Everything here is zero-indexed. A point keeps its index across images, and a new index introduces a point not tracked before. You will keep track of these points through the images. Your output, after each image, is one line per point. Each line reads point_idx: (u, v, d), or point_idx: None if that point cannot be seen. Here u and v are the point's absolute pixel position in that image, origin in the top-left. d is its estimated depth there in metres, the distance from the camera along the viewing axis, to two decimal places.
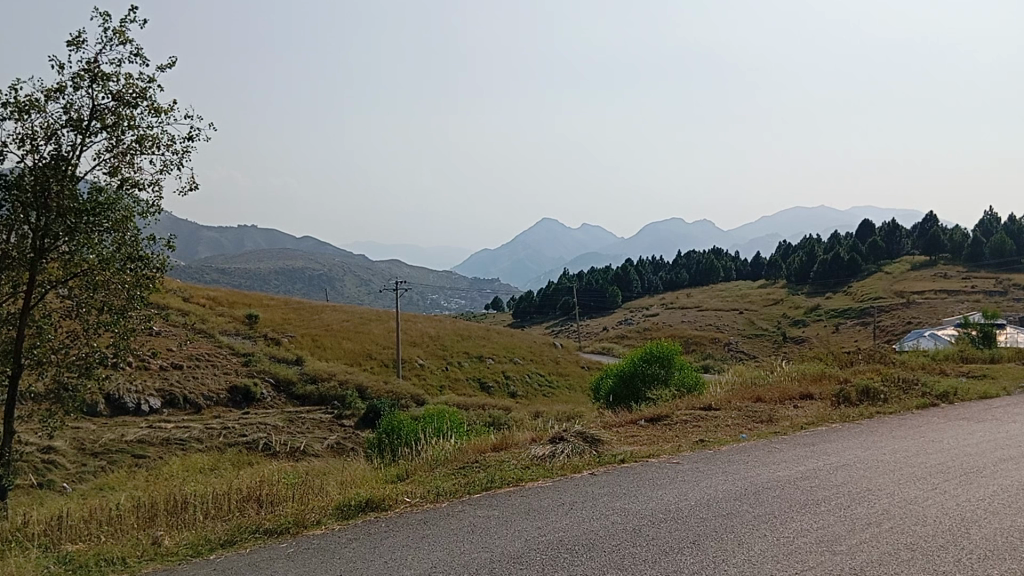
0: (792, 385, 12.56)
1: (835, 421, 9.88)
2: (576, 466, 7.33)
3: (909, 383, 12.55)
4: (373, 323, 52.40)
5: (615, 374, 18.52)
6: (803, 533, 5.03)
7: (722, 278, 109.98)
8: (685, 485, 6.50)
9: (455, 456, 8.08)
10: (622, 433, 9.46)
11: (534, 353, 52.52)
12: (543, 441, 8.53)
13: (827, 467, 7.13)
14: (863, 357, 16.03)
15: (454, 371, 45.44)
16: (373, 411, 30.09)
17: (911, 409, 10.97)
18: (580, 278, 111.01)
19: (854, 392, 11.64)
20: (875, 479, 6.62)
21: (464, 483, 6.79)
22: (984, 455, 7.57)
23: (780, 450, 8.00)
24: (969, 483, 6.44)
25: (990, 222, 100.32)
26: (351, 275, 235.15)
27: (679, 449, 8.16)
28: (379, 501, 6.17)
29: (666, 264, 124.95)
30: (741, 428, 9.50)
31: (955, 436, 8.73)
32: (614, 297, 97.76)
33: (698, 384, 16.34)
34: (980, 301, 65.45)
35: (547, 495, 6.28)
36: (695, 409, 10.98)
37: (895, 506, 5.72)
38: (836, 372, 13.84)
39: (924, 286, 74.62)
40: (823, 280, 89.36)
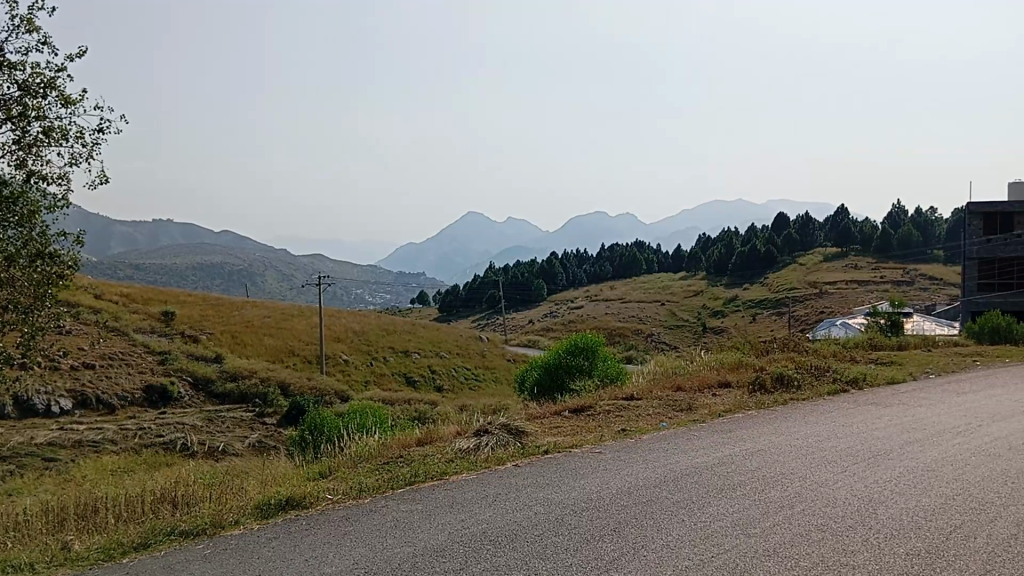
0: (711, 374, 12.90)
1: (751, 408, 10.20)
2: (500, 459, 7.35)
3: (820, 370, 13.01)
4: (295, 318, 51.54)
5: (539, 366, 18.67)
6: (718, 518, 5.18)
7: (644, 270, 111.99)
8: (606, 473, 6.60)
9: (380, 451, 8.03)
10: (546, 424, 9.56)
11: (460, 346, 52.44)
12: (467, 435, 8.52)
13: (743, 452, 7.33)
14: (777, 345, 16.56)
15: (379, 366, 45.11)
16: (296, 408, 29.72)
17: (823, 396, 11.39)
18: (505, 271, 111.52)
19: (768, 379, 12.03)
20: (789, 463, 6.85)
21: (388, 478, 6.76)
22: (890, 438, 7.93)
23: (699, 438, 8.21)
24: (875, 465, 6.74)
25: (898, 214, 104.44)
26: (273, 271, 230.76)
27: (601, 438, 8.28)
28: (299, 499, 6.07)
29: (590, 257, 126.28)
30: (661, 416, 9.71)
31: (863, 420, 9.12)
32: (540, 290, 98.40)
33: (621, 375, 16.64)
34: (887, 291, 68.25)
35: (471, 488, 6.28)
36: (618, 399, 11.17)
37: (806, 489, 5.93)
38: (753, 360, 14.26)
39: (836, 276, 77.39)
40: (741, 272, 91.87)
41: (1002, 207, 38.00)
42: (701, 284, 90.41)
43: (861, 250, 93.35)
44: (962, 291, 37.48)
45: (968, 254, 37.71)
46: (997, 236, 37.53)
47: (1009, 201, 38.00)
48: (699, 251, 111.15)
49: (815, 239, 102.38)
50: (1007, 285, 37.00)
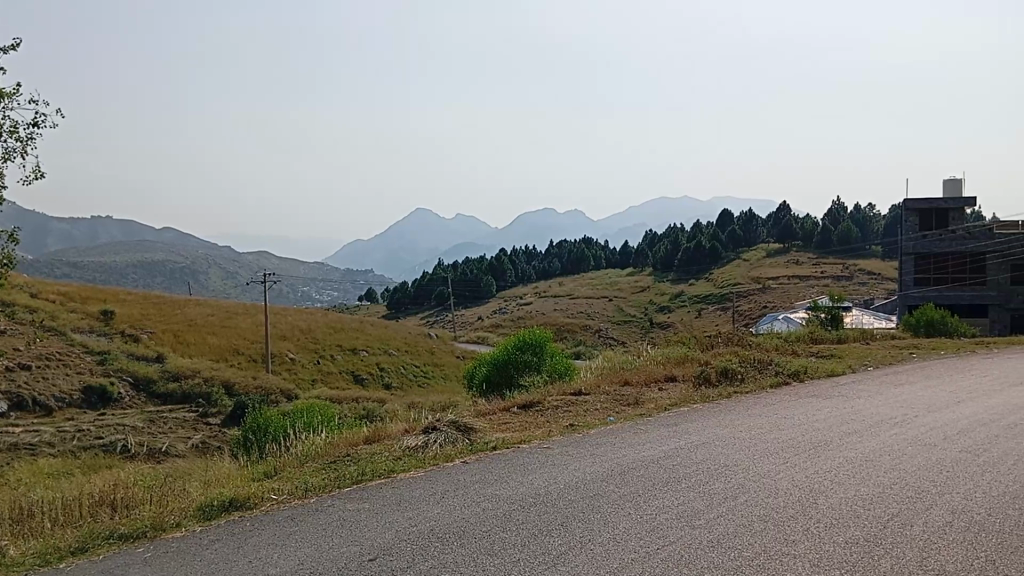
0: (657, 369, 13.05)
1: (697, 401, 10.34)
2: (447, 456, 7.35)
3: (763, 363, 13.26)
4: (240, 316, 50.65)
5: (488, 362, 18.65)
6: (664, 510, 5.24)
7: (592, 266, 112.81)
8: (555, 468, 6.64)
9: (326, 450, 7.94)
10: (496, 420, 9.58)
11: (408, 344, 52.15)
12: (415, 432, 8.47)
13: (688, 445, 7.44)
14: (722, 340, 16.82)
15: (326, 364, 44.62)
16: (240, 407, 29.30)
17: (766, 388, 11.63)
18: (454, 268, 111.29)
19: (713, 372, 12.22)
20: (733, 455, 6.96)
21: (334, 477, 6.68)
22: (830, 429, 8.13)
23: (646, 431, 8.29)
24: (817, 455, 6.90)
25: (838, 211, 106.87)
26: (217, 268, 226.56)
27: (549, 433, 8.32)
28: (243, 500, 5.98)
29: (538, 253, 126.65)
30: (609, 411, 9.80)
31: (804, 412, 9.32)
32: (489, 287, 98.31)
33: (569, 370, 16.75)
34: (828, 286, 69.86)
35: (419, 485, 6.27)
36: (566, 395, 11.22)
37: (750, 480, 6.04)
38: (698, 354, 14.48)
39: (779, 271, 79.00)
40: (686, 267, 93.12)
41: (937, 203, 39.02)
42: (647, 279, 91.38)
43: (803, 245, 95.36)
44: (899, 285, 38.51)
45: (905, 249, 38.67)
46: (932, 231, 38.59)
47: (944, 198, 39.03)
48: (646, 247, 112.35)
49: (759, 235, 104.18)
50: (942, 280, 38.16)
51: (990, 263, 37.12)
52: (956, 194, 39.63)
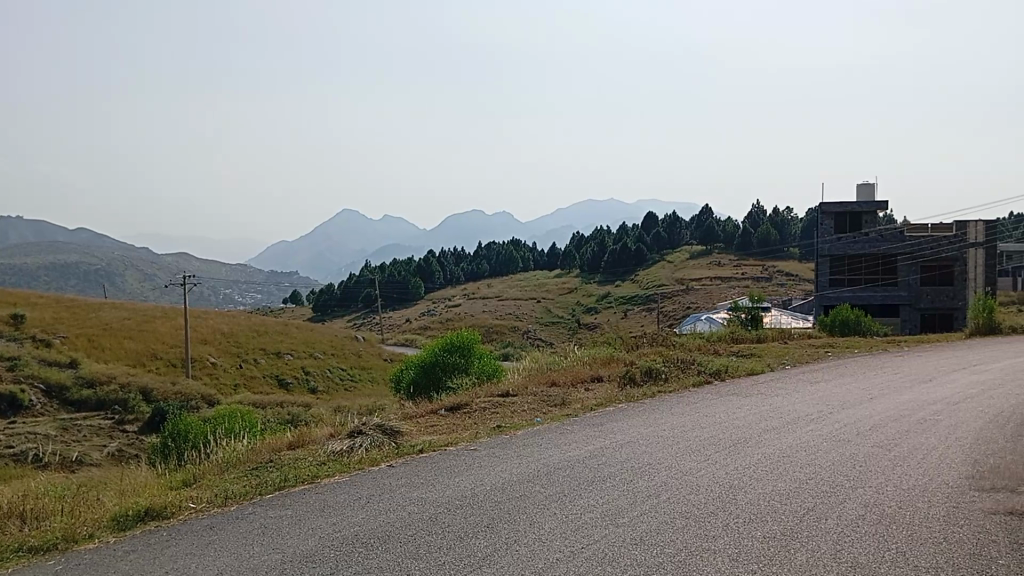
0: (584, 369, 13.19)
1: (621, 401, 10.49)
2: (373, 459, 7.29)
3: (686, 362, 13.54)
4: (159, 320, 49.20)
5: (415, 365, 18.58)
6: (589, 509, 5.30)
7: (520, 268, 113.46)
8: (481, 470, 6.65)
9: (248, 457, 7.78)
10: (423, 422, 9.55)
11: (334, 346, 51.48)
12: (341, 435, 8.37)
13: (614, 444, 7.54)
14: (646, 340, 17.10)
15: (249, 368, 43.71)
16: (159, 414, 28.51)
17: (688, 387, 11.88)
18: (382, 269, 110.46)
19: (637, 372, 12.42)
20: (656, 454, 7.08)
21: (255, 483, 6.56)
22: (751, 426, 8.34)
23: (572, 431, 8.36)
24: (736, 452, 7.08)
25: (757, 214, 109.88)
26: (135, 270, 219.55)
27: (476, 436, 8.30)
28: (160, 509, 5.80)
29: (466, 255, 126.60)
30: (536, 411, 9.86)
31: (725, 410, 9.55)
32: (417, 289, 97.78)
33: (497, 371, 16.81)
34: (748, 286, 71.74)
35: (343, 491, 6.19)
36: (494, 396, 11.24)
37: (673, 478, 6.16)
38: (623, 355, 14.72)
39: (701, 273, 80.73)
40: (613, 269, 94.32)
41: (851, 206, 40.44)
42: (574, 281, 92.25)
43: (724, 247, 97.60)
44: (815, 286, 39.67)
45: (821, 251, 39.84)
46: (846, 234, 39.98)
47: (858, 201, 40.42)
48: (573, 249, 113.48)
49: (682, 238, 106.37)
50: (855, 281, 39.62)
51: (901, 264, 38.67)
52: (869, 198, 41.15)
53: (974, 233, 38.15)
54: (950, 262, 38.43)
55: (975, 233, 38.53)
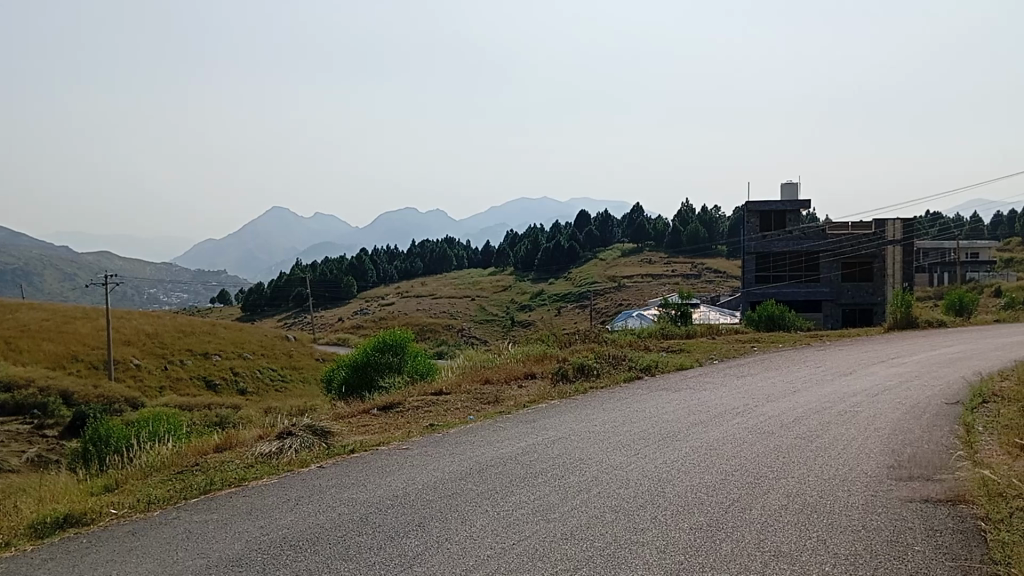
0: (518, 366, 13.26)
1: (554, 397, 10.57)
2: (303, 461, 7.17)
3: (617, 358, 13.70)
4: (79, 320, 47.48)
5: (347, 364, 18.35)
6: (521, 506, 5.31)
7: (454, 266, 113.65)
8: (413, 469, 6.61)
9: (173, 461, 7.56)
10: (355, 422, 9.45)
11: (264, 346, 50.51)
12: (270, 438, 8.22)
13: (546, 441, 7.58)
14: (579, 337, 17.26)
15: (176, 370, 42.57)
16: (80, 418, 27.58)
17: (619, 382, 12.05)
18: (313, 267, 108.92)
19: (570, 369, 12.50)
20: (587, 449, 7.15)
21: (180, 487, 6.39)
22: (679, 420, 8.49)
23: (504, 429, 8.37)
24: (665, 446, 7.20)
25: (687, 212, 111.90)
26: (53, 270, 211.73)
27: (409, 435, 8.24)
28: (79, 516, 5.61)
29: (399, 252, 125.56)
30: (469, 409, 9.85)
31: (655, 404, 9.70)
32: (350, 288, 96.59)
33: (430, 369, 16.74)
34: (679, 283, 72.96)
35: (271, 493, 6.08)
36: (427, 395, 11.19)
37: (603, 473, 6.23)
38: (556, 352, 14.81)
39: (633, 270, 81.84)
40: (546, 266, 94.91)
41: (776, 205, 41.51)
42: (509, 279, 92.39)
43: (655, 244, 99.04)
44: (742, 282, 40.72)
45: (747, 249, 40.86)
46: (771, 232, 41.04)
47: (781, 200, 41.53)
48: (507, 247, 113.89)
49: (614, 236, 107.73)
50: (779, 277, 40.67)
51: (823, 261, 39.78)
52: (792, 197, 42.30)
53: (893, 230, 39.61)
54: (870, 259, 39.68)
55: (894, 231, 40.03)
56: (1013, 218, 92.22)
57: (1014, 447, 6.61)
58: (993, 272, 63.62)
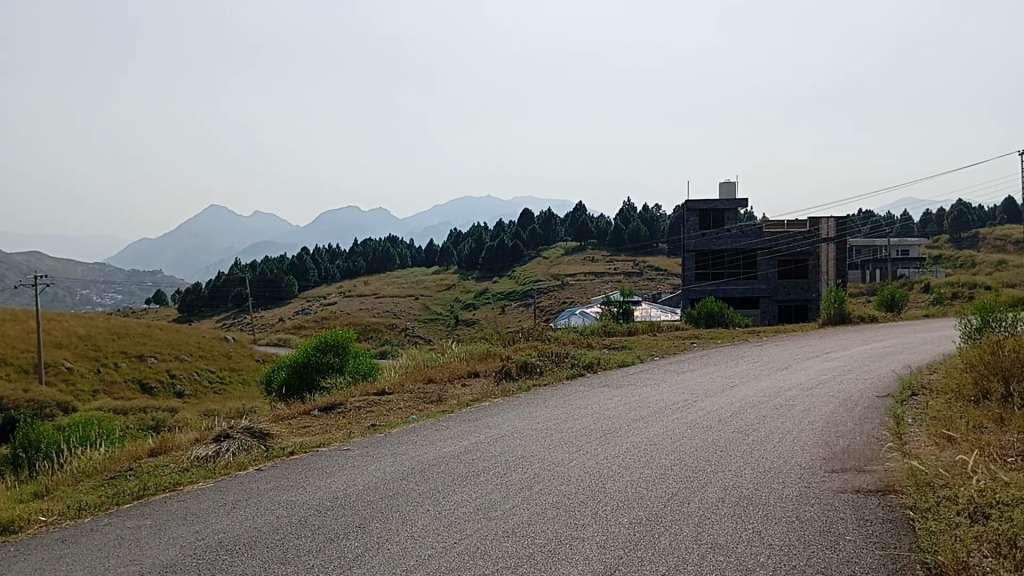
0: (462, 365, 13.24)
1: (497, 396, 10.58)
2: (241, 464, 7.04)
3: (560, 356, 13.77)
4: (7, 322, 45.87)
5: (288, 364, 18.13)
6: (463, 504, 5.30)
7: (397, 265, 113.25)
8: (353, 470, 6.55)
9: (105, 466, 7.33)
10: (295, 423, 9.31)
11: (202, 348, 49.45)
12: (207, 441, 8.05)
13: (489, 439, 7.59)
14: (522, 335, 17.30)
15: (110, 373, 41.42)
16: (9, 423, 26.68)
17: (562, 379, 12.12)
18: (253, 267, 107.13)
19: (514, 367, 12.53)
20: (529, 447, 7.17)
21: (113, 493, 6.20)
22: (620, 417, 8.58)
23: (447, 428, 8.34)
24: (606, 442, 7.25)
25: (629, 211, 113.09)
26: None
27: (350, 436, 8.16)
28: (6, 525, 5.41)
29: (341, 251, 124.15)
30: (412, 409, 9.79)
31: (598, 401, 9.79)
32: (291, 287, 95.22)
33: (372, 368, 16.60)
34: (621, 281, 73.67)
35: (207, 497, 5.95)
36: (369, 395, 11.09)
37: (545, 470, 6.25)
38: (499, 350, 14.84)
39: (576, 268, 82.38)
40: (490, 265, 94.93)
41: (714, 204, 42.24)
42: (452, 277, 92.10)
43: (598, 243, 99.86)
44: (682, 280, 41.47)
45: (687, 247, 41.51)
46: (710, 230, 41.75)
47: (720, 200, 42.26)
48: (451, 246, 113.69)
49: (557, 235, 108.37)
50: (719, 275, 41.36)
51: (760, 258, 40.61)
52: (731, 196, 43.08)
53: (826, 229, 40.66)
54: (804, 257, 40.63)
55: (828, 229, 41.05)
56: (941, 217, 95.31)
57: (940, 439, 6.82)
58: (922, 269, 65.73)
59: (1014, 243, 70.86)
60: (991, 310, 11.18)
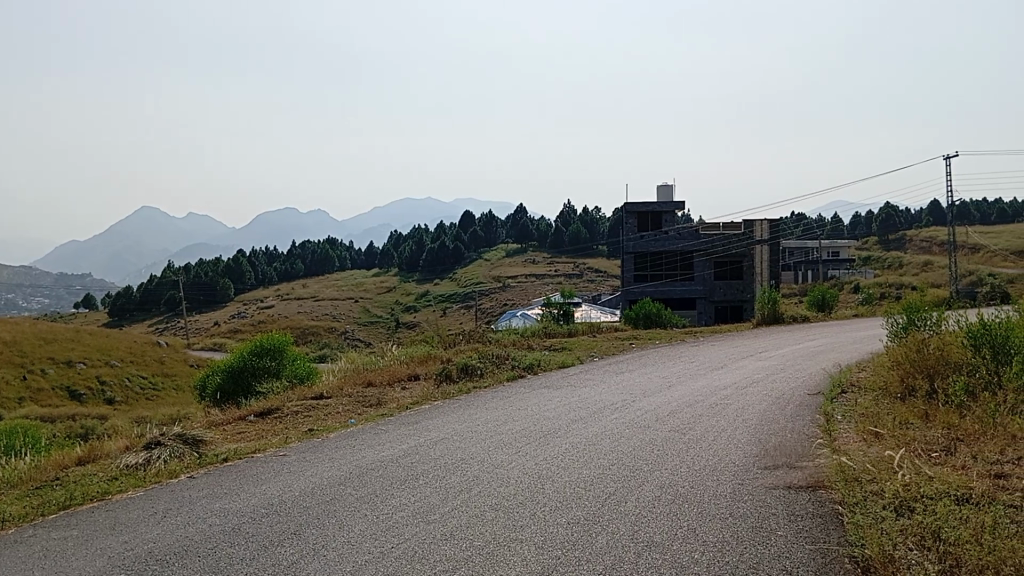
0: (402, 368, 13.17)
1: (437, 398, 10.52)
2: (172, 471, 6.87)
3: (501, 358, 13.78)
4: None
5: (223, 370, 17.73)
6: (400, 508, 5.27)
7: (336, 268, 112.45)
8: (289, 475, 6.44)
9: (31, 476, 7.08)
10: (230, 430, 9.13)
11: (134, 353, 48.11)
12: (137, 448, 7.82)
13: (428, 442, 7.54)
14: (463, 338, 17.27)
15: (37, 380, 40.00)
16: None
17: (502, 381, 12.14)
18: (188, 269, 104.77)
19: (453, 370, 12.48)
20: (469, 449, 7.16)
21: (36, 504, 5.99)
22: (559, 418, 8.63)
23: (385, 432, 8.28)
24: (545, 443, 7.28)
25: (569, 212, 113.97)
26: None
27: (286, 441, 8.02)
28: None
29: (279, 253, 122.42)
30: (350, 413, 9.68)
31: (538, 402, 9.83)
32: (227, 291, 93.33)
33: (309, 373, 16.36)
34: (562, 283, 74.14)
35: (138, 506, 5.78)
36: (306, 399, 10.94)
37: (485, 472, 6.24)
38: (440, 352, 14.80)
39: (517, 270, 82.64)
40: (431, 267, 94.61)
41: (652, 207, 42.87)
42: (393, 280, 91.46)
43: (539, 245, 100.37)
44: (621, 281, 41.92)
45: (626, 249, 41.97)
46: (648, 232, 42.31)
47: (658, 202, 42.90)
48: (391, 248, 113.10)
49: (498, 236, 108.67)
50: (657, 276, 41.91)
51: (697, 260, 41.27)
52: (668, 198, 43.74)
53: (760, 231, 41.57)
54: (739, 258, 41.46)
55: (761, 231, 41.99)
56: (869, 219, 98.39)
57: (867, 435, 7.03)
58: (852, 270, 67.71)
59: (938, 245, 73.49)
60: (916, 309, 11.56)
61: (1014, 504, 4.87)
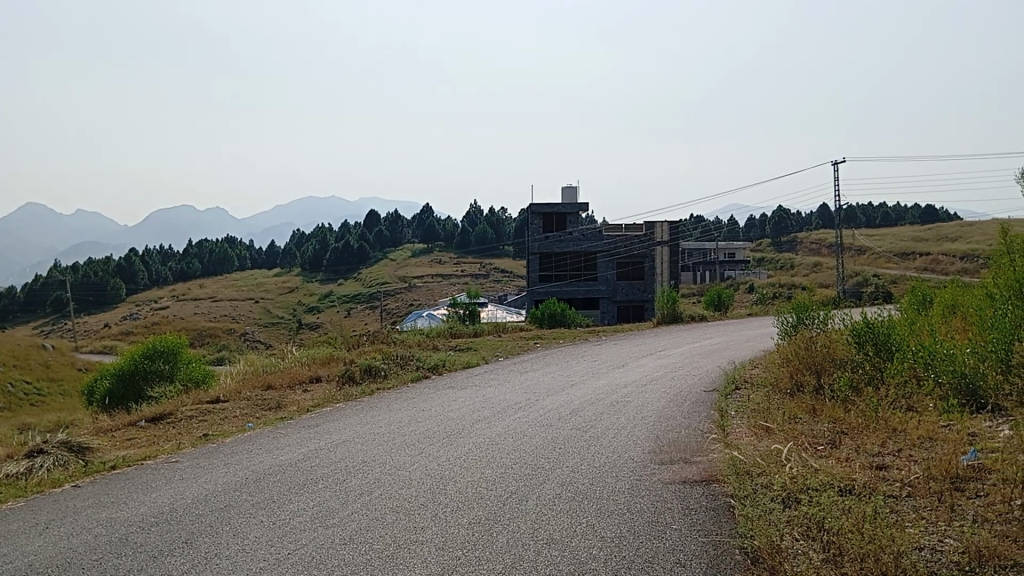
0: (303, 370, 12.91)
1: (339, 400, 10.36)
2: (56, 480, 6.54)
3: (405, 359, 13.66)
4: None
5: (112, 374, 16.92)
6: (299, 514, 5.15)
7: (235, 267, 109.61)
8: (182, 482, 6.23)
9: None
10: (119, 436, 8.75)
11: (16, 356, 45.38)
12: (17, 457, 7.39)
13: (328, 445, 7.41)
14: (366, 338, 17.04)
15: None
16: None
17: (406, 382, 12.04)
18: (76, 268, 99.83)
19: (356, 371, 12.32)
20: (371, 452, 7.07)
21: None
22: (463, 417, 8.63)
23: (286, 435, 8.11)
24: (449, 444, 7.28)
25: (474, 212, 114.30)
26: None
27: (179, 447, 7.75)
28: None
29: (174, 252, 118.37)
30: (248, 417, 9.43)
31: (442, 402, 9.79)
32: (118, 291, 89.31)
33: (205, 375, 15.80)
34: (468, 283, 74.13)
35: (18, 518, 5.48)
36: (201, 403, 10.58)
37: (384, 474, 6.17)
38: (342, 353, 14.56)
39: (422, 270, 82.14)
40: (335, 266, 93.19)
41: (557, 208, 43.37)
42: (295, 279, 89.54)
43: (445, 245, 100.16)
44: (527, 281, 42.16)
45: (532, 249, 42.26)
46: (553, 232, 42.77)
47: (562, 204, 43.43)
48: (293, 247, 110.86)
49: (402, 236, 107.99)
50: (561, 277, 42.38)
51: (601, 260, 42.04)
52: (572, 200, 44.36)
53: (661, 232, 42.66)
54: (640, 259, 42.39)
55: (661, 233, 43.06)
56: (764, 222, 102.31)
57: (758, 429, 7.32)
58: (747, 270, 70.28)
59: (826, 246, 77.06)
60: (805, 309, 12.05)
61: (893, 493, 5.15)
